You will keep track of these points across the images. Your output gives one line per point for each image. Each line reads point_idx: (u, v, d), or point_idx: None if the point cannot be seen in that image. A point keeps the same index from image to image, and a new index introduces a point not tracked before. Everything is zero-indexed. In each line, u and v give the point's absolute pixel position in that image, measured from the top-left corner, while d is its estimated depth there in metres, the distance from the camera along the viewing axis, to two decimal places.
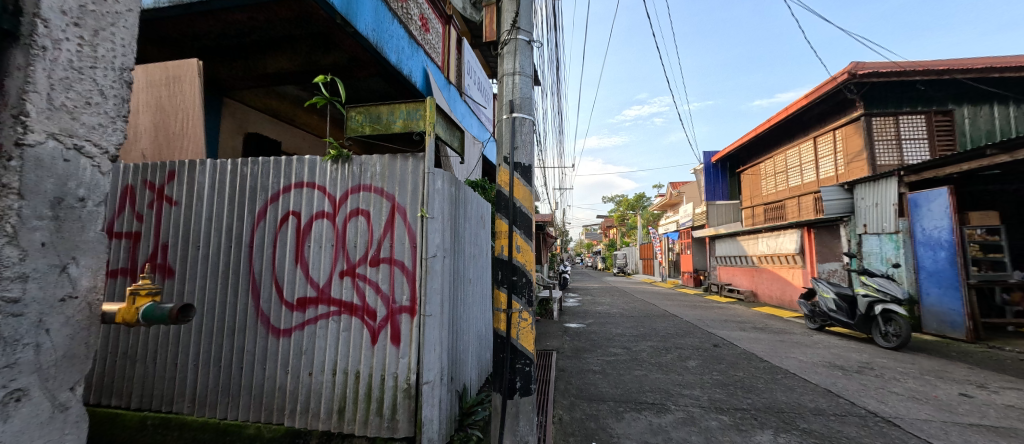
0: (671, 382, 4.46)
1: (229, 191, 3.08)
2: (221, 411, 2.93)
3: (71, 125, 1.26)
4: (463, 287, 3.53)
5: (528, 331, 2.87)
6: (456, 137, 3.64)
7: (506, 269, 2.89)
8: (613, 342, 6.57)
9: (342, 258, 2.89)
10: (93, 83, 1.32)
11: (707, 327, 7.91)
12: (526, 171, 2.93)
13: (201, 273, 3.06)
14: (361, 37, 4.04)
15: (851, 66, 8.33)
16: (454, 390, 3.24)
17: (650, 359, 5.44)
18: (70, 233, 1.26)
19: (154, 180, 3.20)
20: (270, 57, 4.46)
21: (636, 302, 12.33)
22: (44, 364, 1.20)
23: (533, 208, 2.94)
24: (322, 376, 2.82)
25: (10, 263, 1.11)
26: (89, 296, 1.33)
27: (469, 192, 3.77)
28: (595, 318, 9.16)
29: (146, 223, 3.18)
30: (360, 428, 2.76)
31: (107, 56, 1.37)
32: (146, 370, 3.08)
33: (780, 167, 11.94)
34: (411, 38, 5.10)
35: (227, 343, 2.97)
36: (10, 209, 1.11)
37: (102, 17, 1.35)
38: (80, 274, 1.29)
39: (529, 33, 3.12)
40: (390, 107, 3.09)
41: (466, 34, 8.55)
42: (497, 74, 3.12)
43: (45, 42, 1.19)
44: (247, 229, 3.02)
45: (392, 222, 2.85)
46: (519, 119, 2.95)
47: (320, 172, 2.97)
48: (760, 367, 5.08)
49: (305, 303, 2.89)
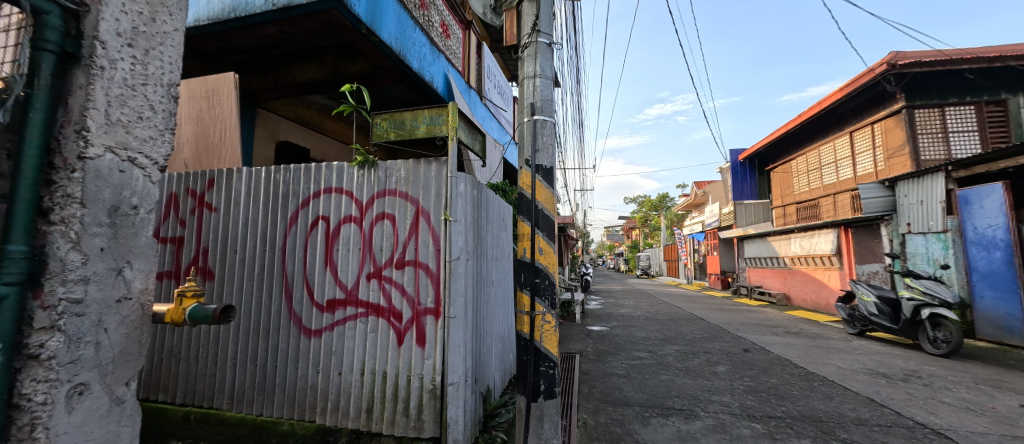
0: (700, 387, 4.35)
1: (263, 198, 3.21)
2: (257, 408, 3.05)
3: (126, 139, 1.36)
4: (486, 288, 3.56)
5: (551, 333, 2.87)
6: (478, 141, 3.69)
7: (529, 271, 2.90)
8: (638, 345, 6.46)
9: (369, 261, 2.97)
10: (144, 99, 1.42)
11: (737, 331, 7.66)
12: (547, 173, 2.93)
13: (238, 276, 3.21)
14: (385, 46, 4.16)
15: (890, 56, 7.93)
16: (479, 392, 3.27)
17: (677, 363, 5.32)
18: (125, 239, 1.35)
19: (196, 187, 3.39)
20: (300, 68, 4.65)
21: (661, 304, 12.08)
22: (103, 360, 1.29)
23: (555, 210, 2.94)
24: (351, 375, 2.91)
25: (73, 266, 1.21)
26: (141, 297, 1.42)
27: (491, 195, 3.81)
28: (618, 321, 9.04)
29: (189, 228, 3.37)
30: (387, 427, 2.83)
31: (156, 73, 1.47)
32: (189, 367, 3.25)
33: (813, 164, 11.46)
34: (432, 45, 5.20)
35: (263, 343, 3.10)
36: (73, 217, 1.21)
37: (152, 37, 1.45)
38: (133, 277, 1.38)
39: (549, 35, 3.13)
40: (413, 113, 3.16)
41: (485, 38, 8.63)
42: (518, 77, 3.14)
43: (103, 62, 1.29)
44: (280, 233, 3.15)
45: (416, 226, 2.91)
46: (540, 121, 2.96)
47: (348, 177, 3.07)
48: (795, 373, 4.88)
49: (334, 305, 2.99)
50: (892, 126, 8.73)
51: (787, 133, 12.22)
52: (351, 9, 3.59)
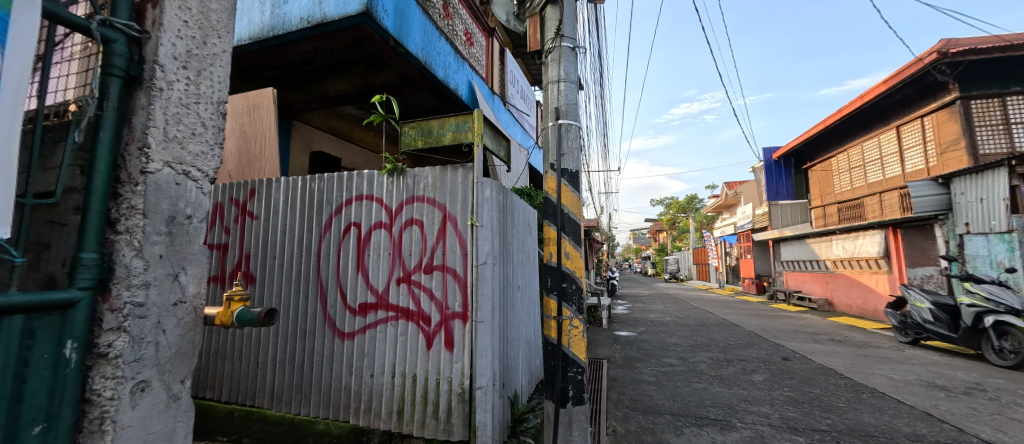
0: (736, 397, 4.20)
1: (300, 205, 3.37)
2: (295, 407, 3.18)
3: (181, 154, 1.46)
4: (512, 293, 3.59)
5: (579, 338, 2.86)
6: (502, 146, 3.73)
7: (556, 276, 2.90)
8: (668, 351, 6.30)
9: (399, 265, 3.05)
10: (197, 116, 1.52)
11: (774, 338, 7.34)
12: (573, 177, 2.94)
13: (277, 280, 3.37)
14: (412, 57, 4.28)
15: (940, 44, 7.44)
16: (506, 396, 3.28)
17: (710, 371, 5.15)
18: (180, 247, 1.45)
19: (238, 197, 3.59)
20: (332, 80, 4.85)
21: (692, 309, 11.71)
22: (162, 359, 1.39)
23: (581, 213, 2.93)
24: (382, 378, 2.99)
25: (136, 272, 1.31)
26: (195, 301, 1.51)
27: (516, 199, 3.84)
28: (646, 326, 8.84)
29: (232, 235, 3.57)
30: (418, 429, 2.88)
31: (208, 92, 1.57)
32: (233, 366, 3.43)
33: (855, 161, 10.87)
34: (456, 53, 5.31)
35: (300, 345, 3.23)
36: (136, 227, 1.31)
37: (204, 59, 1.55)
38: (188, 282, 1.48)
39: (573, 39, 3.14)
40: (440, 120, 3.23)
41: (509, 44, 8.75)
42: (542, 82, 3.16)
43: (161, 84, 1.39)
44: (315, 239, 3.29)
45: (444, 231, 2.97)
46: (564, 125, 2.97)
47: (378, 185, 3.18)
48: (840, 384, 4.62)
49: (366, 309, 3.08)
50: (944, 119, 8.17)
51: (825, 129, 11.67)
52: (380, 23, 3.72)
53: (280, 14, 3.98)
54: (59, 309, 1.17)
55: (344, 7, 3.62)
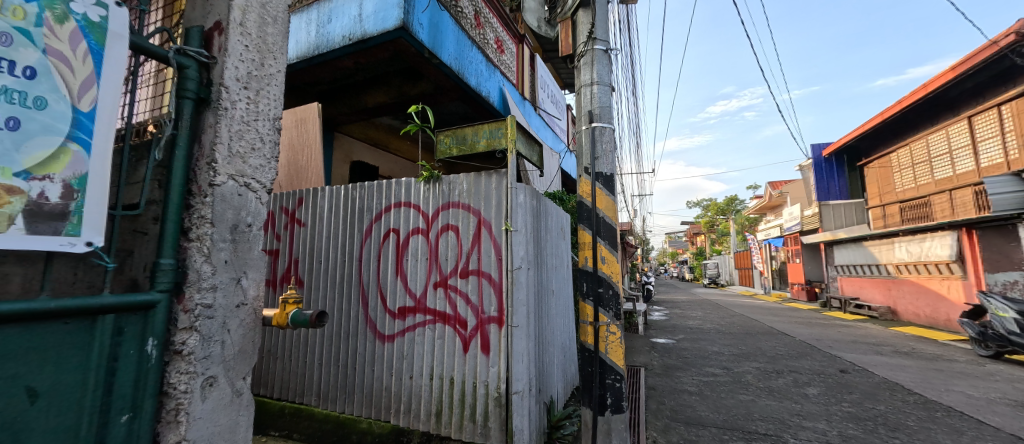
0: (787, 410, 3.96)
1: (343, 212, 3.53)
2: (340, 406, 3.32)
3: (243, 168, 1.56)
4: (547, 298, 3.59)
5: (617, 345, 2.81)
6: (535, 152, 3.75)
7: (592, 281, 2.87)
8: (710, 360, 6.04)
9: (436, 270, 3.13)
10: (256, 133, 1.63)
11: (829, 349, 6.86)
12: (608, 180, 2.90)
13: (323, 284, 3.55)
14: (446, 67, 4.41)
15: (1018, 24, 6.77)
16: (542, 402, 3.27)
17: (757, 383, 4.88)
18: (242, 253, 1.55)
19: (288, 205, 3.82)
20: (371, 93, 5.07)
21: (736, 317, 11.16)
22: (227, 357, 1.48)
23: (616, 217, 2.89)
24: (421, 380, 3.07)
25: (205, 276, 1.41)
26: (255, 303, 1.60)
27: (549, 204, 3.85)
28: (685, 333, 8.52)
29: (282, 241, 3.79)
30: (456, 432, 2.93)
31: (266, 110, 1.68)
32: (284, 365, 3.64)
33: (919, 156, 10.01)
34: (488, 61, 5.40)
35: (344, 346, 3.38)
36: (205, 235, 1.43)
37: (262, 79, 1.67)
38: (249, 285, 1.57)
39: (606, 42, 3.12)
40: (474, 128, 3.30)
41: (538, 49, 8.80)
42: (575, 86, 3.16)
43: (226, 104, 1.52)
44: (357, 245, 3.43)
45: (479, 236, 3.02)
46: (598, 128, 2.95)
47: (415, 192, 3.28)
48: (908, 401, 4.24)
49: (405, 312, 3.18)
50: None
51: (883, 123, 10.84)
52: (416, 36, 3.86)
53: (325, 34, 4.22)
54: (141, 309, 1.30)
55: (382, 23, 3.79)
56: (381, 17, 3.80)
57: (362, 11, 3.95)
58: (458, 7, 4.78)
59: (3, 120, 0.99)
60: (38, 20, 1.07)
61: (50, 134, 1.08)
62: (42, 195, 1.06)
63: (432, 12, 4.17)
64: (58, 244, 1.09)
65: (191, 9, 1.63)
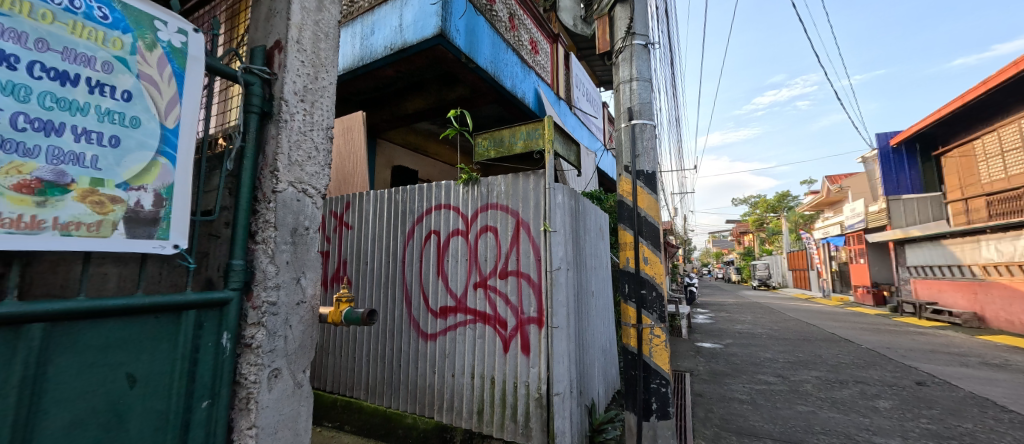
0: (855, 425, 3.66)
1: (387, 215, 3.68)
2: (386, 401, 3.46)
3: (301, 175, 1.67)
4: (587, 299, 3.55)
5: (661, 348, 2.73)
6: (573, 151, 3.72)
7: (634, 282, 2.81)
8: (763, 368, 5.69)
9: (475, 271, 3.19)
10: (312, 142, 1.73)
11: (902, 358, 6.27)
12: (649, 178, 2.84)
13: (369, 283, 3.71)
14: (482, 70, 4.48)
15: None
16: (584, 404, 3.24)
17: (818, 393, 4.55)
18: (302, 254, 1.65)
19: (337, 209, 4.04)
20: (411, 99, 5.24)
21: (791, 321, 10.46)
22: (290, 351, 1.58)
23: (659, 216, 2.81)
24: (462, 378, 3.14)
25: (270, 275, 1.52)
26: (313, 301, 1.70)
27: (587, 203, 3.81)
28: (734, 338, 8.08)
29: (332, 243, 4.01)
30: (497, 431, 2.97)
31: (320, 120, 1.78)
32: (336, 360, 3.85)
33: (1010, 142, 8.92)
34: (523, 63, 5.43)
35: (389, 344, 3.52)
36: (269, 238, 1.54)
37: (317, 92, 1.78)
38: (308, 284, 1.67)
39: (645, 36, 3.04)
40: (511, 129, 3.32)
41: (573, 48, 8.72)
42: (613, 84, 3.10)
43: (285, 116, 1.63)
44: (400, 246, 3.56)
45: (518, 237, 3.04)
46: (639, 125, 2.89)
47: (455, 194, 3.35)
48: (1002, 420, 3.80)
49: (446, 312, 3.26)
50: None
51: (963, 107, 9.78)
52: (453, 42, 3.95)
53: (368, 45, 4.43)
54: (217, 306, 1.43)
55: (421, 31, 3.91)
56: (420, 26, 3.93)
57: (403, 21, 4.11)
58: (493, 11, 4.85)
59: (106, 138, 1.14)
60: (132, 49, 1.21)
61: (143, 150, 1.22)
62: (138, 203, 1.20)
63: (468, 18, 4.25)
64: (151, 246, 1.22)
65: (255, 30, 1.77)
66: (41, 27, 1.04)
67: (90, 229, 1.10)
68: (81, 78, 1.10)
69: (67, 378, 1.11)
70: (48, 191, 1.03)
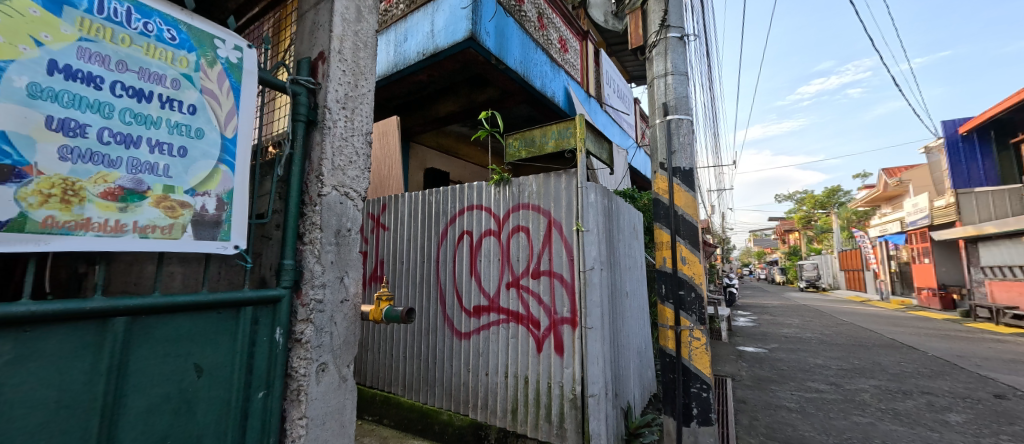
0: (921, 439, 3.39)
1: (421, 216, 3.78)
2: (423, 397, 3.55)
3: (343, 179, 1.75)
4: (621, 300, 3.49)
5: (701, 352, 2.65)
6: (605, 149, 3.67)
7: (671, 283, 2.74)
8: (813, 375, 5.37)
9: (508, 271, 3.22)
10: (353, 148, 1.81)
11: (975, 368, 5.72)
12: (686, 175, 2.76)
13: (405, 283, 3.83)
14: (512, 71, 4.51)
15: None
16: (619, 407, 3.18)
17: (877, 404, 4.24)
18: (345, 254, 1.72)
19: (373, 211, 4.18)
20: (442, 102, 5.35)
21: (843, 326, 9.81)
22: (335, 346, 1.66)
23: (698, 214, 2.72)
24: (496, 377, 3.17)
25: (316, 275, 1.61)
26: (356, 299, 1.77)
27: (621, 202, 3.75)
28: (780, 342, 7.67)
29: (369, 243, 4.17)
30: (532, 431, 2.98)
31: (360, 126, 1.86)
32: (375, 356, 3.99)
33: None
34: (553, 62, 5.42)
35: (425, 341, 3.61)
36: (315, 239, 1.62)
37: (357, 99, 1.85)
38: (351, 283, 1.74)
39: (681, 29, 2.95)
40: (542, 129, 3.32)
41: (603, 44, 8.60)
42: (647, 79, 3.03)
43: (328, 124, 1.72)
44: (434, 247, 3.65)
45: (550, 237, 3.04)
46: (674, 121, 2.82)
47: (487, 195, 3.39)
48: None
49: (479, 311, 3.31)
50: None
51: None
52: (484, 45, 4.00)
53: (401, 52, 4.56)
54: (271, 303, 1.53)
55: (452, 35, 3.99)
56: (451, 30, 4.00)
57: (434, 27, 4.20)
58: (522, 11, 4.87)
59: (175, 149, 1.25)
60: (196, 66, 1.32)
61: (207, 159, 1.32)
62: (203, 208, 1.31)
63: (498, 20, 4.29)
64: (215, 247, 1.33)
65: (300, 43, 1.88)
66: (121, 50, 1.15)
67: (164, 231, 1.21)
68: (154, 95, 1.21)
69: (145, 367, 1.22)
70: (129, 197, 1.14)
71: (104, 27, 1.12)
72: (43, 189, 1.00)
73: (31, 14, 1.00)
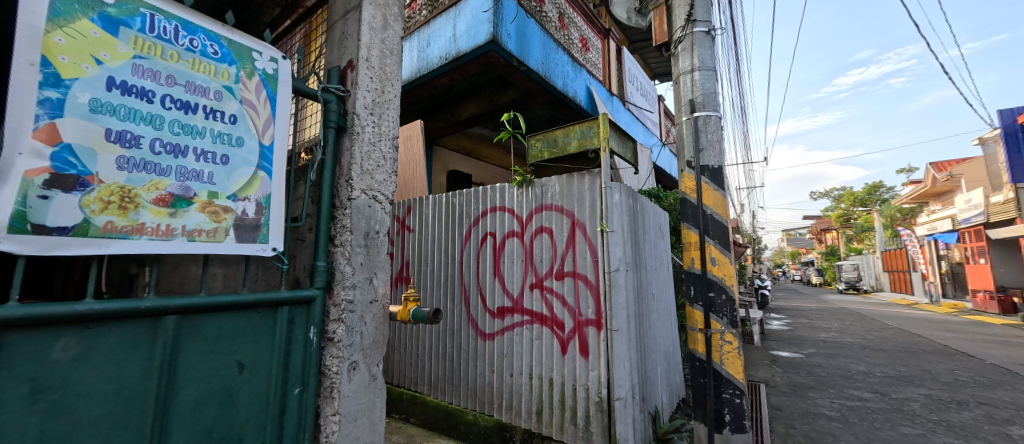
0: None
1: (445, 218, 3.83)
2: (448, 397, 3.59)
3: (371, 182, 1.80)
4: (647, 302, 3.43)
5: (734, 356, 2.56)
6: (629, 148, 3.62)
7: (700, 284, 2.67)
8: (856, 382, 5.10)
9: (531, 272, 3.22)
10: (380, 152, 1.86)
11: None
12: (715, 174, 2.68)
13: (430, 283, 3.89)
14: (534, 72, 4.51)
15: None
16: (647, 411, 3.12)
17: (928, 415, 3.99)
18: (374, 256, 1.77)
19: (398, 214, 4.26)
20: (465, 105, 5.41)
21: (888, 330, 9.25)
22: (366, 345, 1.70)
23: (728, 214, 2.65)
24: (521, 378, 3.17)
25: (347, 276, 1.65)
26: (384, 300, 1.81)
27: (646, 202, 3.68)
28: (818, 347, 7.32)
29: (395, 245, 4.25)
30: (557, 433, 2.97)
31: (387, 131, 1.91)
32: (401, 356, 4.07)
33: None
34: (575, 61, 5.39)
35: (450, 342, 3.65)
36: (345, 242, 1.67)
37: (384, 105, 1.90)
38: (380, 284, 1.78)
39: (708, 23, 2.87)
40: (565, 130, 3.31)
41: (626, 41, 8.47)
42: (673, 75, 2.97)
43: (357, 129, 1.78)
44: (458, 248, 3.69)
45: (573, 238, 3.03)
46: (702, 118, 2.75)
47: (510, 196, 3.41)
48: None
49: (503, 312, 3.33)
50: None
51: None
52: (505, 47, 4.03)
53: (425, 57, 4.65)
54: (305, 303, 1.59)
55: (474, 39, 4.03)
56: (473, 33, 4.05)
57: (456, 31, 4.26)
58: (542, 11, 4.87)
59: (218, 157, 1.32)
60: (236, 78, 1.39)
61: (246, 166, 1.39)
62: (244, 212, 1.38)
63: (519, 21, 4.30)
64: (255, 249, 1.40)
65: (331, 52, 1.95)
66: (170, 66, 1.23)
67: (209, 235, 1.28)
68: (199, 107, 1.28)
69: (192, 362, 1.30)
70: (178, 203, 1.22)
71: (155, 45, 1.20)
72: (104, 196, 1.09)
73: (92, 35, 1.09)
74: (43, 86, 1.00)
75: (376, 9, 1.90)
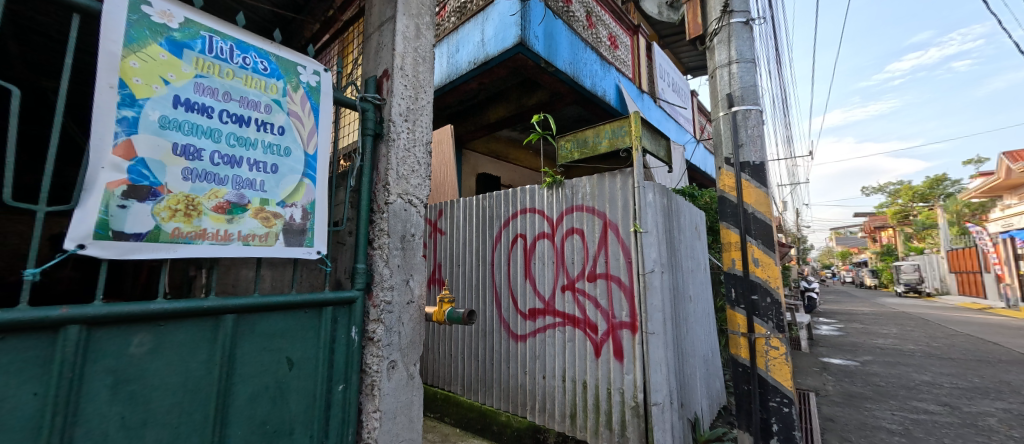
0: None
1: (476, 220, 3.88)
2: (481, 398, 3.63)
3: (406, 187, 1.85)
4: (684, 305, 3.32)
5: (781, 362, 2.44)
6: (662, 146, 3.53)
7: (742, 286, 2.57)
8: (920, 393, 4.71)
9: (563, 274, 3.20)
10: (415, 158, 1.92)
11: None
12: (757, 170, 2.57)
13: (462, 284, 3.95)
14: (562, 73, 4.50)
15: None
16: (685, 417, 3.03)
17: (1006, 431, 3.63)
18: (410, 259, 1.82)
19: (430, 217, 4.35)
20: (493, 108, 5.46)
21: (957, 337, 8.48)
22: (403, 345, 1.75)
23: (771, 212, 2.53)
24: (554, 380, 3.16)
25: (385, 277, 1.72)
26: (420, 301, 1.85)
27: (681, 202, 3.57)
28: (874, 354, 6.82)
29: (428, 247, 4.34)
30: (591, 437, 2.94)
31: (421, 136, 1.96)
32: (435, 356, 4.15)
33: None
34: (604, 60, 5.33)
35: (483, 343, 3.69)
36: (382, 244, 1.73)
37: (417, 111, 1.96)
38: (416, 285, 1.83)
39: (745, 13, 2.76)
40: (595, 129, 3.27)
41: (655, 37, 8.29)
42: (708, 69, 2.88)
43: (392, 136, 1.84)
44: (489, 250, 3.73)
45: (606, 239, 2.99)
46: (741, 112, 2.64)
47: (540, 198, 3.41)
48: None
49: (535, 314, 3.33)
50: None
51: None
52: (533, 49, 4.04)
53: (454, 63, 4.74)
54: (347, 304, 1.66)
55: (502, 42, 4.07)
56: (501, 37, 4.08)
57: (485, 35, 4.32)
58: (570, 12, 4.85)
59: (268, 166, 1.41)
60: (284, 92, 1.48)
61: (293, 174, 1.48)
62: (292, 217, 1.46)
63: (547, 22, 4.31)
64: (302, 252, 1.49)
65: (367, 63, 2.03)
66: (226, 83, 1.33)
67: (261, 239, 1.37)
68: (252, 120, 1.38)
69: (248, 358, 1.39)
70: (234, 210, 1.32)
71: (214, 65, 1.30)
72: (172, 205, 1.18)
73: (161, 58, 1.19)
74: (121, 106, 1.10)
75: (409, 19, 1.96)
